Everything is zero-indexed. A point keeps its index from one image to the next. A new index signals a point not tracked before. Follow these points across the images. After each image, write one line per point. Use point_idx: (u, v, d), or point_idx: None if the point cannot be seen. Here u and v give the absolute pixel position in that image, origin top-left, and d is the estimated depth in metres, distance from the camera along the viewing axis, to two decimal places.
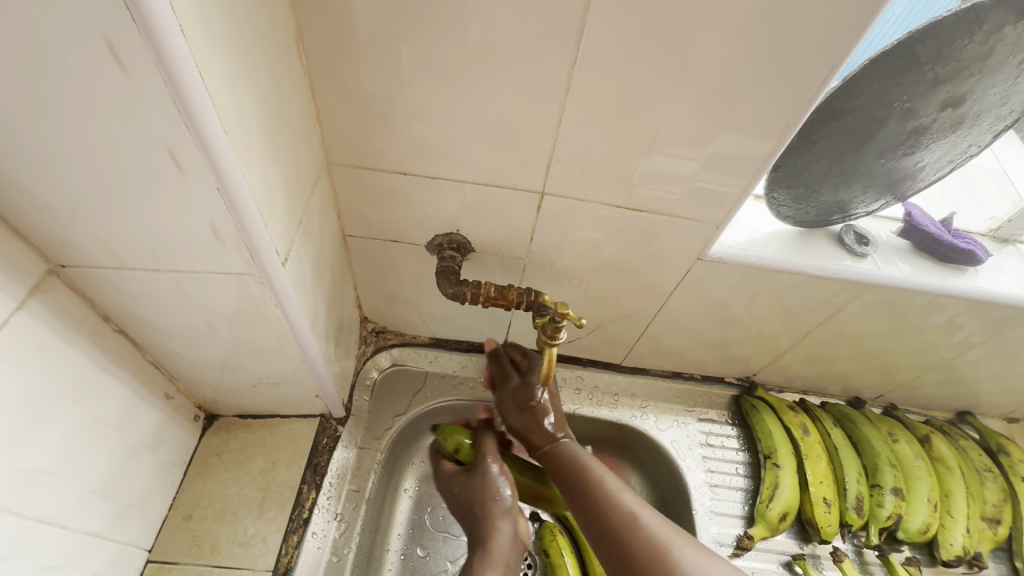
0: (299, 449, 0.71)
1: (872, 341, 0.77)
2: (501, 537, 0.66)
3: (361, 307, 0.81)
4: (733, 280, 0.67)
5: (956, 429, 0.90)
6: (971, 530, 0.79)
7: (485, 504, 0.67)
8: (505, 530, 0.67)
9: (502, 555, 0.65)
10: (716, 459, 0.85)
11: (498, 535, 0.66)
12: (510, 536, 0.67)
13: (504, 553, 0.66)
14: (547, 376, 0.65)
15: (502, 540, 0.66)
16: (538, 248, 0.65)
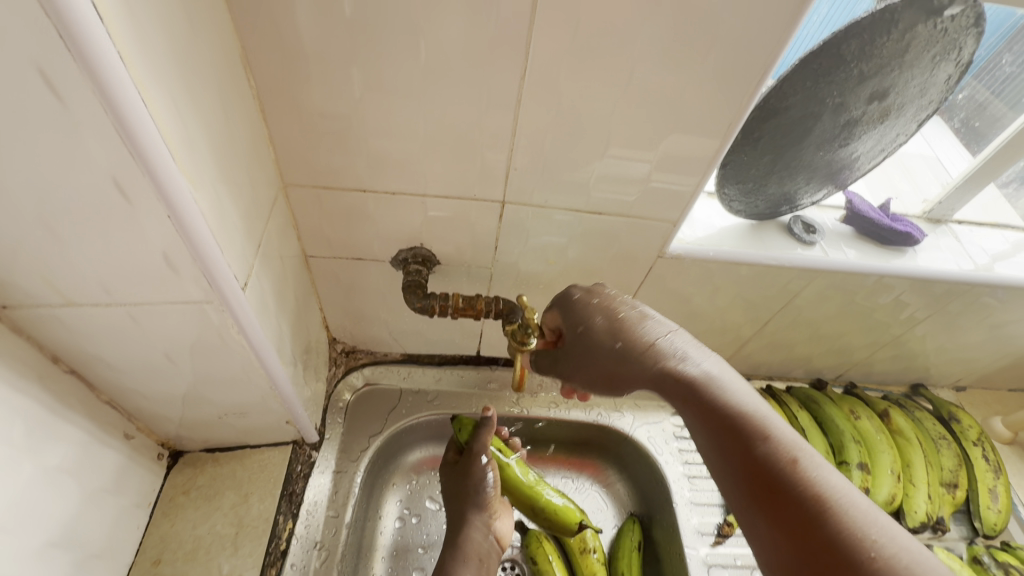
0: (273, 478, 0.69)
1: (828, 324, 0.81)
2: (474, 533, 0.69)
3: (328, 328, 0.79)
4: (694, 276, 0.69)
5: (911, 402, 0.95)
6: (932, 496, 0.83)
7: (462, 498, 0.70)
8: (477, 527, 0.69)
9: (476, 548, 0.68)
10: (692, 451, 0.87)
11: (471, 531, 0.68)
12: (482, 532, 0.69)
13: (473, 545, 0.68)
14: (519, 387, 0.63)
15: (473, 531, 0.69)
16: (503, 256, 0.66)
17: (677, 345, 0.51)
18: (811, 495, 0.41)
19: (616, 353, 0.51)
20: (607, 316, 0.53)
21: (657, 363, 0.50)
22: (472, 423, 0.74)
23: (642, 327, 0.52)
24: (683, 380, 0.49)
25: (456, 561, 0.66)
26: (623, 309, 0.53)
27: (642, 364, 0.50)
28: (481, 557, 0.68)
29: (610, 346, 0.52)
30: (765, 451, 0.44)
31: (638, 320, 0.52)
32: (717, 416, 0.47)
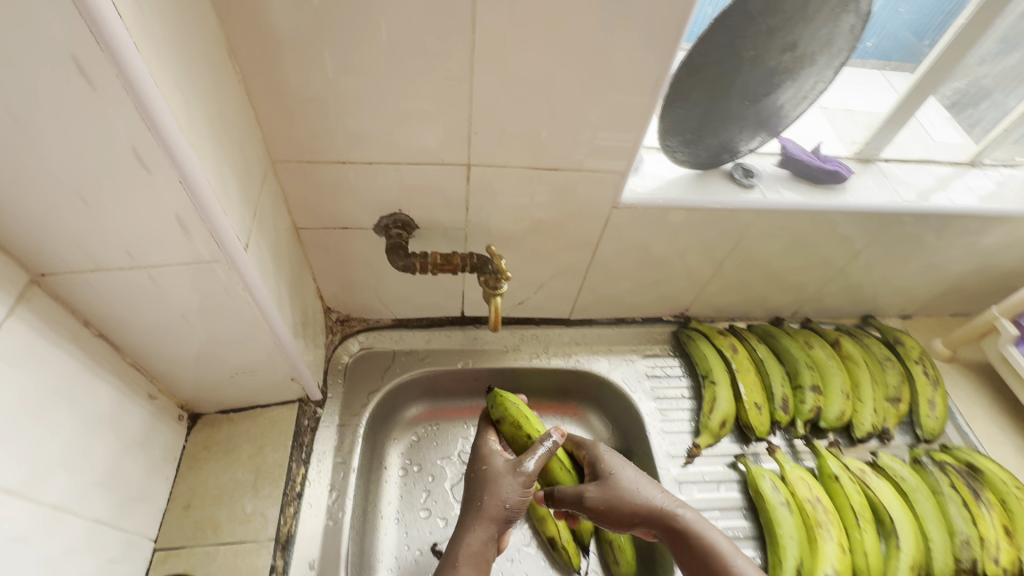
0: (283, 432, 0.77)
1: (776, 262, 0.90)
2: (471, 539, 0.65)
3: (323, 298, 0.87)
4: (647, 224, 0.77)
5: (861, 331, 1.04)
6: (877, 410, 0.92)
7: (483, 500, 0.67)
8: (481, 535, 0.65)
9: (475, 558, 0.64)
10: (662, 387, 0.95)
11: (469, 536, 0.65)
12: (481, 540, 0.65)
13: (478, 552, 0.64)
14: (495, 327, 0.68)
15: (481, 541, 0.65)
16: (474, 217, 0.73)
17: (644, 488, 0.69)
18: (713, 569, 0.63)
19: (620, 500, 0.68)
20: (620, 472, 0.70)
21: (628, 495, 0.68)
22: (509, 403, 0.80)
23: (637, 484, 0.69)
24: (684, 531, 0.65)
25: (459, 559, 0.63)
26: (617, 463, 0.72)
27: (657, 514, 0.67)
28: (481, 563, 0.64)
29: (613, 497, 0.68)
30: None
31: (644, 484, 0.69)
32: (707, 564, 0.63)
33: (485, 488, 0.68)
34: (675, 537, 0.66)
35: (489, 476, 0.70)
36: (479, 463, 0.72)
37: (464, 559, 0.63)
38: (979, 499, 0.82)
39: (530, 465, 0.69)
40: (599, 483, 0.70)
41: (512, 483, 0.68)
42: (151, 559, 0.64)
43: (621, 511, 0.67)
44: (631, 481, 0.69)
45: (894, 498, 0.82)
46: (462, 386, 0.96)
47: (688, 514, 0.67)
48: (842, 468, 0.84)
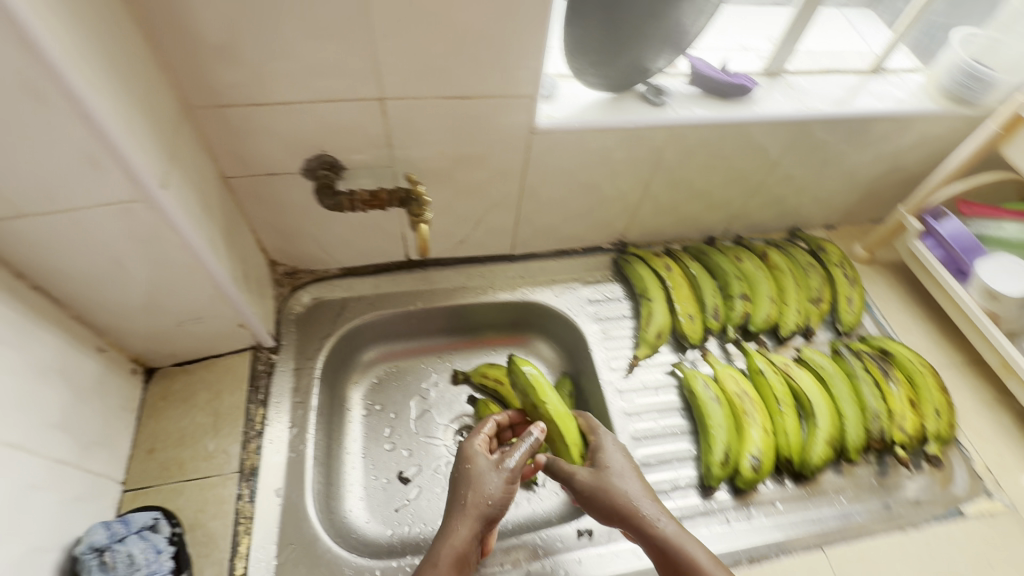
0: (238, 377, 0.81)
1: (699, 180, 0.95)
2: (455, 537, 0.64)
3: (266, 251, 0.89)
4: (567, 149, 0.81)
5: (788, 243, 1.11)
6: (800, 311, 1.00)
7: (467, 493, 0.67)
8: (463, 534, 0.64)
9: (455, 555, 0.63)
10: (604, 310, 1.01)
11: (454, 533, 0.64)
12: (462, 539, 0.64)
13: (459, 546, 0.63)
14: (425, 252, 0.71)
15: (465, 534, 0.64)
16: (398, 154, 0.76)
17: (630, 488, 0.68)
18: (688, 573, 0.62)
19: (603, 500, 0.68)
20: (612, 471, 0.70)
21: (613, 494, 0.67)
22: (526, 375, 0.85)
23: (622, 484, 0.68)
24: (663, 537, 0.64)
25: (440, 554, 0.63)
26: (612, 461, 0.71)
27: (635, 519, 0.66)
28: (460, 558, 0.63)
29: (599, 497, 0.68)
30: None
31: (631, 483, 0.69)
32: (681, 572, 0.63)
33: (467, 480, 0.69)
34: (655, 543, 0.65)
35: (473, 462, 0.70)
36: (465, 456, 0.71)
37: (444, 555, 0.63)
38: (888, 377, 0.91)
39: (507, 462, 0.70)
40: (594, 470, 0.70)
41: (497, 480, 0.69)
42: (120, 498, 0.68)
43: (604, 508, 0.67)
44: (619, 478, 0.69)
45: (814, 385, 0.90)
46: (415, 327, 1.01)
47: (671, 528, 0.65)
48: (767, 364, 0.92)
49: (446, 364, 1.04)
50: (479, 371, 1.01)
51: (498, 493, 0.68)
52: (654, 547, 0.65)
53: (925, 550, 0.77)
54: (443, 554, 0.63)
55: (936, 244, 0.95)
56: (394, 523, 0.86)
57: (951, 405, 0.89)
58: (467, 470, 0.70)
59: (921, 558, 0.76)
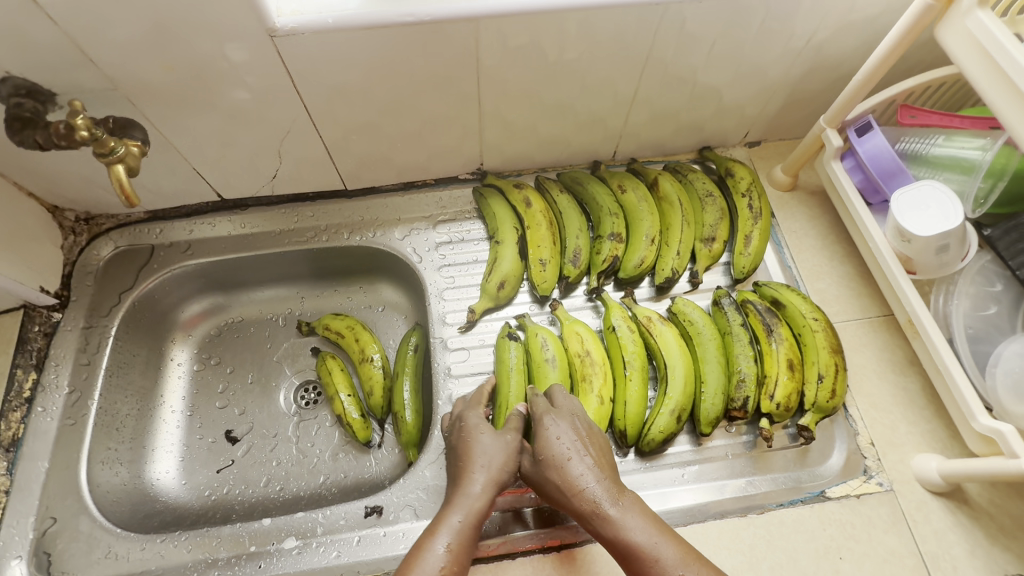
0: (5, 340, 0.73)
1: (546, 89, 0.75)
2: (476, 495, 0.56)
3: (39, 197, 0.78)
4: (335, 54, 0.63)
5: (691, 166, 0.91)
6: (685, 252, 0.83)
7: (473, 454, 0.60)
8: (479, 495, 0.56)
9: (475, 518, 0.55)
10: (453, 254, 0.87)
11: (472, 493, 0.56)
12: (483, 499, 0.56)
13: (476, 508, 0.56)
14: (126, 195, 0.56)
15: (482, 498, 0.57)
16: (109, 72, 0.60)
17: (572, 475, 0.57)
18: (645, 572, 0.52)
19: (549, 486, 0.58)
20: (552, 446, 0.59)
21: (553, 480, 0.58)
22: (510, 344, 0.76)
23: (565, 468, 0.57)
24: (601, 515, 0.54)
25: (455, 512, 0.55)
26: (552, 437, 0.60)
27: (576, 508, 0.56)
28: (476, 519, 0.55)
29: (545, 486, 0.59)
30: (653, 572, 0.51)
31: (579, 454, 0.58)
32: (619, 550, 0.53)
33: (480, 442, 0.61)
34: (600, 533, 0.55)
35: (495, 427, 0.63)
36: (470, 422, 0.63)
37: (461, 516, 0.55)
38: (770, 335, 0.75)
39: (516, 433, 0.62)
40: (531, 459, 0.60)
41: (511, 444, 0.61)
42: None
43: (545, 486, 0.59)
44: (561, 459, 0.58)
45: (676, 344, 0.75)
46: (245, 276, 0.91)
47: (613, 515, 0.54)
48: (625, 319, 0.78)
49: (291, 314, 0.95)
50: (321, 323, 0.92)
51: (515, 452, 0.61)
52: (603, 539, 0.55)
53: (763, 539, 0.66)
54: (456, 512, 0.55)
55: (856, 165, 0.74)
56: (214, 486, 0.82)
57: (842, 369, 0.73)
58: (472, 437, 0.61)
59: (756, 548, 0.65)
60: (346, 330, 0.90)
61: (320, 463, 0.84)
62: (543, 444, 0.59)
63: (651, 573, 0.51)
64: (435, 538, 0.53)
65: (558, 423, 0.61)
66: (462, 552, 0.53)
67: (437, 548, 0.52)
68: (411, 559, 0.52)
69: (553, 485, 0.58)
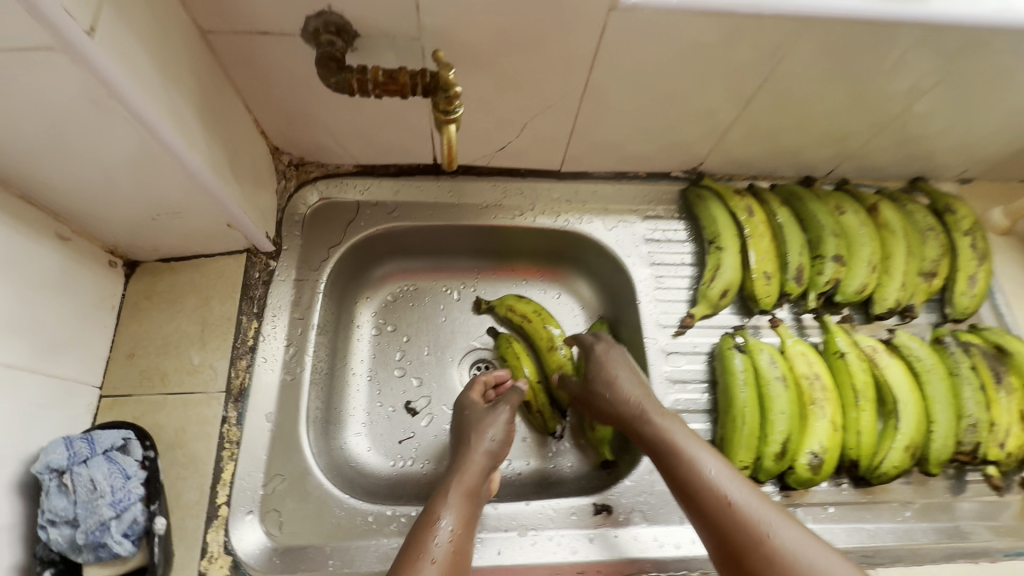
0: (231, 284, 0.70)
1: (819, 101, 0.72)
2: (474, 460, 0.65)
3: (267, 135, 0.73)
4: (655, 35, 0.59)
5: (907, 196, 0.88)
6: (907, 286, 0.81)
7: (473, 438, 0.69)
8: (474, 469, 0.65)
9: (466, 492, 0.62)
10: (661, 252, 0.85)
11: (470, 463, 0.65)
12: (482, 465, 0.65)
13: (466, 486, 0.63)
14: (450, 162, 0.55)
15: (475, 476, 0.64)
16: (427, 20, 0.56)
17: (627, 399, 0.68)
18: (692, 480, 0.58)
19: (603, 400, 0.70)
20: (610, 372, 0.70)
21: (603, 395, 0.70)
22: (733, 361, 0.74)
23: (621, 389, 0.69)
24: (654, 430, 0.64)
25: (451, 493, 0.61)
26: (611, 369, 0.71)
27: (633, 419, 0.67)
28: (470, 495, 0.62)
29: (597, 398, 0.71)
30: (698, 481, 0.58)
31: (629, 374, 0.71)
32: (666, 459, 0.62)
33: (474, 427, 0.70)
34: (653, 446, 0.64)
35: (489, 408, 0.73)
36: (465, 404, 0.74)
37: (453, 493, 0.61)
38: (999, 383, 0.74)
39: (508, 407, 0.73)
40: (585, 384, 0.73)
41: (502, 419, 0.71)
42: (97, 404, 0.62)
43: (598, 401, 0.71)
44: (618, 380, 0.70)
45: (903, 381, 0.74)
46: (437, 245, 0.87)
47: (663, 423, 0.65)
48: (850, 345, 0.76)
49: (468, 289, 0.91)
50: (505, 304, 0.88)
51: (506, 436, 0.71)
52: (657, 455, 0.63)
53: None
54: (451, 491, 0.62)
55: None
56: (397, 457, 0.79)
57: None
58: (469, 413, 0.73)
59: None
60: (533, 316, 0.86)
61: None
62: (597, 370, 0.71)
63: (703, 480, 0.57)
64: (437, 514, 0.59)
65: (613, 352, 0.73)
66: (461, 526, 0.59)
67: (440, 524, 0.58)
68: (415, 536, 0.57)
69: (606, 397, 0.70)
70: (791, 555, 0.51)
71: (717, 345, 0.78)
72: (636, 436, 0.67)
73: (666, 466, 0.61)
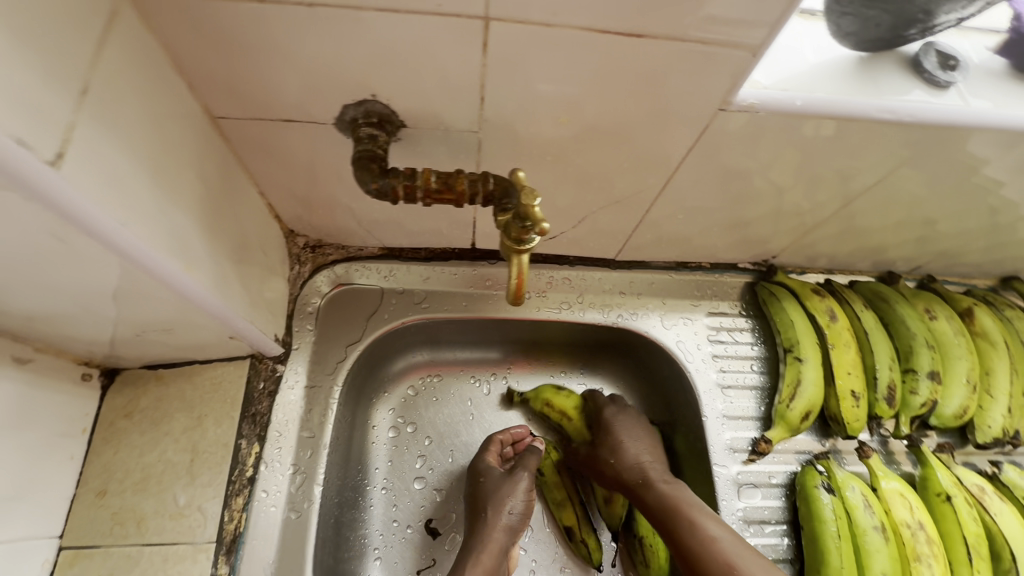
0: (229, 399, 0.58)
1: (926, 204, 0.62)
2: (492, 534, 0.60)
3: (281, 218, 0.63)
4: (762, 137, 0.49)
5: (1000, 298, 0.79)
6: (1013, 410, 0.70)
7: (494, 512, 0.62)
8: (492, 548, 0.59)
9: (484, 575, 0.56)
10: (728, 357, 0.73)
11: (489, 539, 0.60)
12: (501, 543, 0.60)
13: (483, 568, 0.57)
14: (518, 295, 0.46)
15: (493, 558, 0.58)
16: (493, 114, 0.46)
17: (630, 456, 0.66)
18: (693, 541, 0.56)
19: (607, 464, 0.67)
20: (613, 430, 0.68)
21: (607, 456, 0.67)
22: (824, 503, 0.62)
23: (624, 452, 0.66)
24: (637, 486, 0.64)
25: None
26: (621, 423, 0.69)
27: (631, 482, 0.64)
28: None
29: (600, 462, 0.68)
30: (697, 540, 0.56)
31: (631, 435, 0.68)
32: (664, 521, 0.59)
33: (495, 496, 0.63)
34: (651, 505, 0.61)
35: (506, 476, 0.65)
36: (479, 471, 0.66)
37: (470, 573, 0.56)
38: None
39: (527, 473, 0.66)
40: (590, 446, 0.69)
41: (522, 487, 0.65)
42: (53, 561, 0.50)
43: (597, 463, 0.68)
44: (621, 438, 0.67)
45: (1021, 533, 0.63)
46: (468, 335, 0.76)
47: (662, 483, 0.63)
48: (954, 484, 0.65)
49: (501, 383, 0.79)
50: (542, 397, 0.74)
51: (524, 496, 0.64)
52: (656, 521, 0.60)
53: None
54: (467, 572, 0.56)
55: None
56: None
57: None
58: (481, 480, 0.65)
59: None
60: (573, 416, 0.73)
61: None
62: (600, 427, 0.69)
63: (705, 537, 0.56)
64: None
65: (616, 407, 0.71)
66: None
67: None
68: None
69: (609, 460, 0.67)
70: None
71: (802, 476, 0.66)
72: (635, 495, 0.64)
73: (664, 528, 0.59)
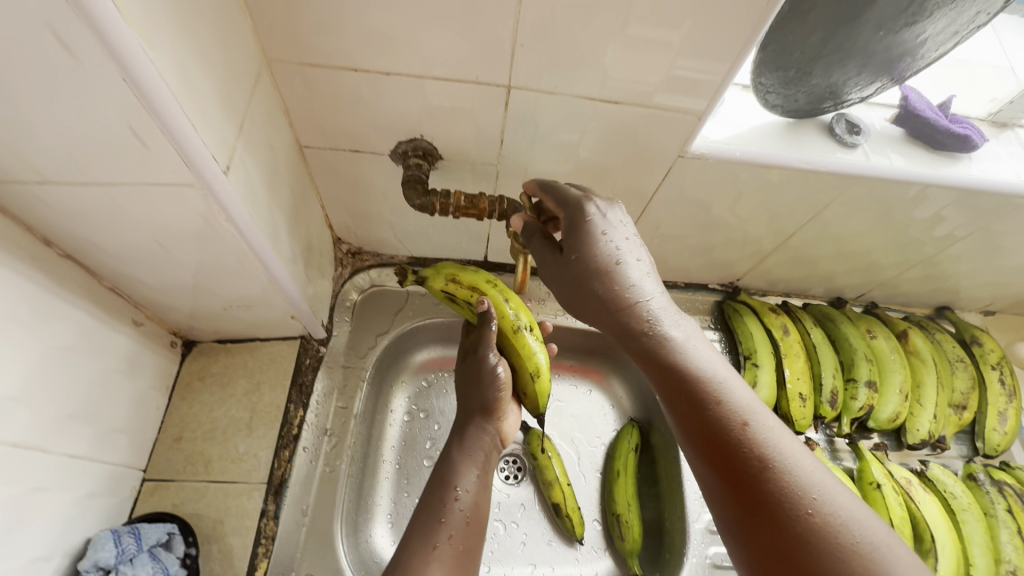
0: (282, 370, 0.71)
1: (856, 238, 0.77)
2: (482, 433, 0.66)
3: (333, 228, 0.78)
4: (714, 178, 0.64)
5: (934, 324, 0.92)
6: (938, 416, 0.82)
7: (472, 402, 0.68)
8: (479, 439, 0.66)
9: (479, 469, 0.64)
10: None
11: (478, 431, 0.66)
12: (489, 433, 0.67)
13: (478, 461, 0.64)
14: (523, 285, 0.61)
15: (481, 440, 0.66)
16: (510, 152, 0.61)
17: (648, 298, 0.48)
18: (724, 427, 0.41)
19: (608, 298, 0.48)
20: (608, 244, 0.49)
21: (613, 278, 0.48)
22: None
23: (632, 282, 0.48)
24: (631, 308, 0.48)
25: (460, 462, 0.63)
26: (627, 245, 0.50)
27: (631, 328, 0.48)
28: (482, 463, 0.65)
29: (594, 289, 0.49)
30: (716, 415, 0.42)
31: (636, 257, 0.50)
32: (682, 384, 0.44)
33: (468, 392, 0.68)
34: (673, 378, 0.45)
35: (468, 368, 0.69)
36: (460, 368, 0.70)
37: (467, 465, 0.63)
38: None
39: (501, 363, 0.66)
40: (567, 224, 0.51)
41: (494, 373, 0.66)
42: (138, 489, 0.62)
43: (591, 295, 0.49)
44: (631, 262, 0.49)
45: (940, 518, 0.74)
46: None
47: (687, 337, 0.47)
48: (885, 475, 0.76)
49: None
50: (443, 272, 0.70)
51: (495, 380, 0.66)
52: (674, 397, 0.45)
53: None
54: (461, 461, 0.64)
55: None
56: None
57: None
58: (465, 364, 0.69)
59: None
60: (484, 287, 0.67)
61: (528, 550, 0.80)
62: (594, 214, 0.49)
63: (744, 429, 0.41)
64: (450, 482, 0.61)
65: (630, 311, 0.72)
66: (475, 489, 0.61)
67: (452, 489, 0.60)
68: (430, 498, 0.60)
69: (619, 297, 0.48)
70: (848, 532, 0.36)
71: None
72: (665, 375, 0.45)
73: (678, 399, 0.44)
